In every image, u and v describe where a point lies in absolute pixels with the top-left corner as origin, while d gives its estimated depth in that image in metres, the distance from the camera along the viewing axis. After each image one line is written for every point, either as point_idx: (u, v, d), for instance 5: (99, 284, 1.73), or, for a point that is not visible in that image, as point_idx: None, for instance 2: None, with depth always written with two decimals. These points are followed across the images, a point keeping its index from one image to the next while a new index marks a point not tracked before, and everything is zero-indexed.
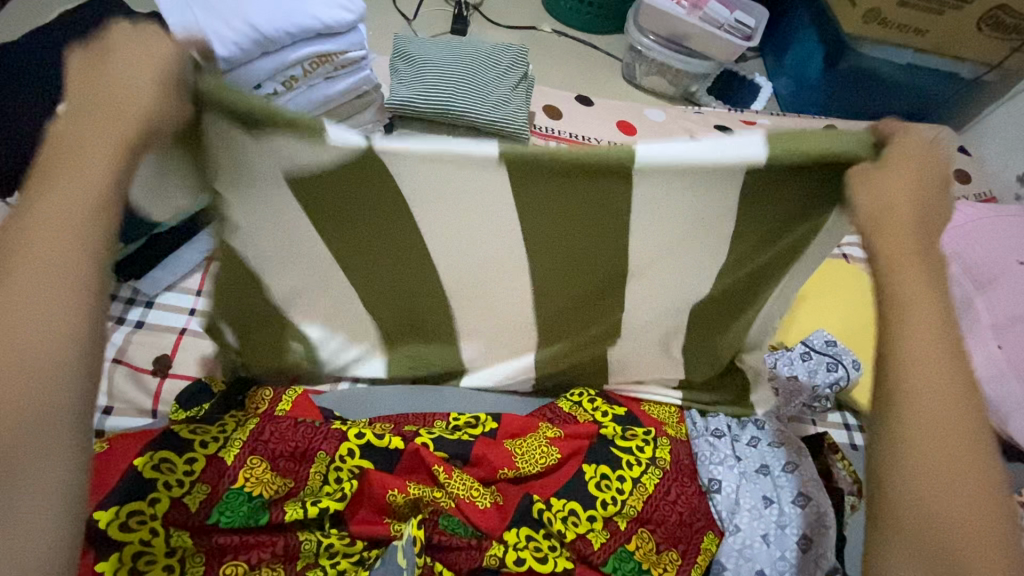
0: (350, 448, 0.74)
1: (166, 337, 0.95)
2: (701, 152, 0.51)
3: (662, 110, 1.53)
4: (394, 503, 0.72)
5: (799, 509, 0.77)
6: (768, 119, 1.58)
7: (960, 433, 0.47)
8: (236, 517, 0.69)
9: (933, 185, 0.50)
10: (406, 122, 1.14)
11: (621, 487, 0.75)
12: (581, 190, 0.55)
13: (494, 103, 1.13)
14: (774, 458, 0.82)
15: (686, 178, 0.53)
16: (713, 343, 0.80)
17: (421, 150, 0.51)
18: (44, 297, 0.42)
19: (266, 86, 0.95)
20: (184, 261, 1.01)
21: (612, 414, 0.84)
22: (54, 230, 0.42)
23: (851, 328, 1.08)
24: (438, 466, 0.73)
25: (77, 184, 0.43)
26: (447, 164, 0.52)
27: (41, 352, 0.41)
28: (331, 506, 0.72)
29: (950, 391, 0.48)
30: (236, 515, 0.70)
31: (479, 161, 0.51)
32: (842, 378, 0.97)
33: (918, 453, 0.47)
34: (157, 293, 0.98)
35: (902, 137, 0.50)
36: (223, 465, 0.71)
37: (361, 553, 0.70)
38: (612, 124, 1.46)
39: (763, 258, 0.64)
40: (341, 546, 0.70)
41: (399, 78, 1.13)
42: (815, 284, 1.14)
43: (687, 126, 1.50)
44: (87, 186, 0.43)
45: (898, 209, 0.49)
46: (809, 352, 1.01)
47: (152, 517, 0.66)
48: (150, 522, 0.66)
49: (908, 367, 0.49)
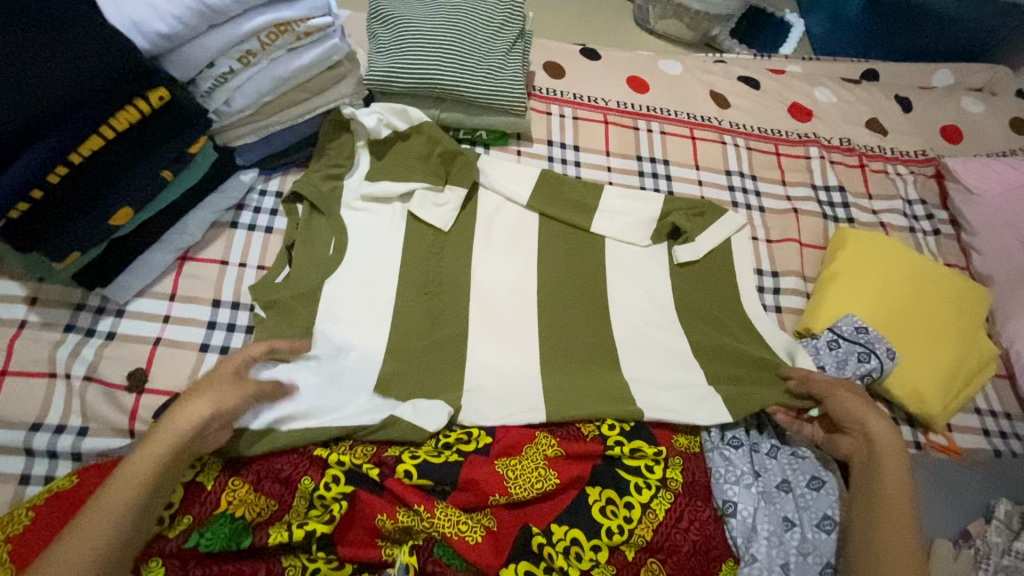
0: (335, 475, 0.71)
1: (139, 349, 0.87)
2: (512, 171, 1.05)
3: (678, 61, 1.35)
4: (384, 528, 0.70)
5: (824, 535, 0.76)
6: (799, 66, 1.43)
7: (917, 560, 0.68)
8: (216, 539, 0.65)
9: (857, 389, 0.84)
10: (388, 97, 1.07)
11: (628, 515, 0.73)
12: (566, 187, 1.06)
13: (485, 75, 1.05)
14: (799, 474, 0.81)
15: (587, 186, 1.06)
16: (703, 305, 0.98)
17: (498, 174, 1.04)
18: (143, 475, 0.62)
19: (220, 64, 0.85)
20: (152, 263, 0.92)
21: (621, 429, 0.80)
22: (173, 431, 0.64)
23: (885, 309, 1.01)
24: (417, 504, 0.70)
25: (196, 408, 0.67)
26: (508, 176, 1.05)
27: (151, 485, 0.62)
28: (318, 529, 0.68)
29: (905, 513, 0.72)
30: (215, 537, 0.65)
31: (522, 179, 1.05)
32: (874, 369, 0.92)
33: (879, 554, 0.69)
34: (126, 300, 0.90)
35: (707, 278, 1.01)
36: (202, 490, 0.68)
37: None
38: (623, 80, 1.28)
39: (694, 273, 1.01)
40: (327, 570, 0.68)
41: (379, 44, 1.05)
42: (847, 262, 1.05)
43: (705, 79, 1.33)
44: (203, 407, 0.67)
45: (844, 397, 0.82)
46: (836, 340, 0.96)
47: None
48: None
49: (877, 489, 0.75)
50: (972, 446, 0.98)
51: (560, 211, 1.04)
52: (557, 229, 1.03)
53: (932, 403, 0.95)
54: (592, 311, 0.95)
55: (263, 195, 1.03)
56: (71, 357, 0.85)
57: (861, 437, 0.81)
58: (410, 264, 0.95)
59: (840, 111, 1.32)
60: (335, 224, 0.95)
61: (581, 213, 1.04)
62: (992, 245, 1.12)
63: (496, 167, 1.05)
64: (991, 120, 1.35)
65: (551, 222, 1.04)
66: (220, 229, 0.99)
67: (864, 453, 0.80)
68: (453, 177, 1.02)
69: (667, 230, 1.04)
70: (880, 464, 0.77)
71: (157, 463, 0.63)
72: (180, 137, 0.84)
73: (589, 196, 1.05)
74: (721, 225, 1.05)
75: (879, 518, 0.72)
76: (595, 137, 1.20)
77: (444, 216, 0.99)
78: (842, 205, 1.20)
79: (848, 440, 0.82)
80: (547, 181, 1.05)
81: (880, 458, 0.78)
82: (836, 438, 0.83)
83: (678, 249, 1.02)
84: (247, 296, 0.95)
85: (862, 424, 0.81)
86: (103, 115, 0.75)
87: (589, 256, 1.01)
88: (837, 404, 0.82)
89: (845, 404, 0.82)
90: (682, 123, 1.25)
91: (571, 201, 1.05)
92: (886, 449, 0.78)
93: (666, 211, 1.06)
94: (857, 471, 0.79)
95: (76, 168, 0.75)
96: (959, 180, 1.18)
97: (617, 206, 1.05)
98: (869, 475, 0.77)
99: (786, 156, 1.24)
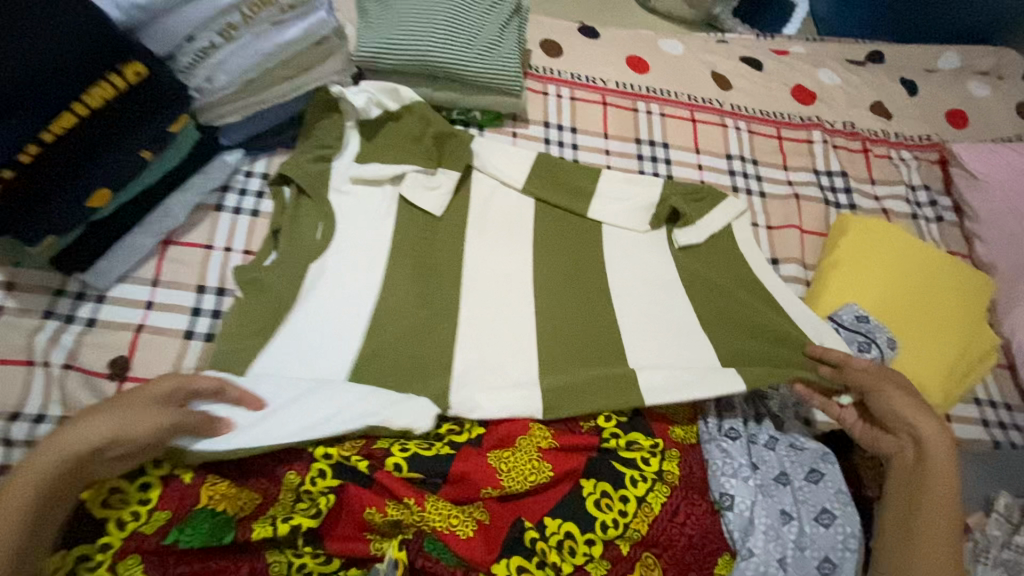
0: (321, 469, 0.68)
1: (121, 337, 0.85)
2: (507, 154, 1.02)
3: (679, 40, 1.31)
4: (372, 521, 0.68)
5: (822, 528, 0.75)
6: (803, 47, 1.39)
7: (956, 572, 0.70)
8: (197, 536, 0.62)
9: (905, 386, 0.81)
10: (378, 75, 1.03)
11: (623, 509, 0.71)
12: (563, 172, 1.03)
13: (479, 52, 1.01)
14: (798, 467, 0.80)
15: (584, 171, 1.03)
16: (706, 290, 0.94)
17: (492, 156, 1.01)
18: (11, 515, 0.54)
19: (199, 38, 0.82)
20: (132, 247, 0.88)
21: (617, 420, 0.78)
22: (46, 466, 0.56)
23: (885, 298, 0.99)
24: (407, 497, 0.68)
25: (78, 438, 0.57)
26: (502, 159, 1.02)
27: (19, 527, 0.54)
28: (304, 523, 0.66)
29: (947, 524, 0.73)
30: (196, 534, 0.62)
31: (518, 162, 1.02)
32: (875, 359, 0.90)
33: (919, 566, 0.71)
34: (107, 286, 0.87)
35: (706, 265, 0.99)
36: (179, 483, 0.63)
37: (337, 571, 0.68)
38: (622, 60, 1.24)
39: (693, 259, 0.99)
40: (313, 564, 0.66)
41: (368, 20, 1.01)
42: (849, 249, 1.03)
43: (706, 59, 1.29)
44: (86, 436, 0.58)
45: (890, 396, 0.79)
46: (837, 330, 0.94)
47: (105, 544, 0.60)
48: (105, 548, 0.60)
49: (921, 496, 0.75)
50: (971, 437, 0.97)
51: (557, 196, 1.01)
52: (553, 216, 1.00)
53: (932, 393, 0.94)
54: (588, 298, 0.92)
55: (249, 177, 0.99)
56: (50, 344, 0.82)
57: (906, 439, 0.79)
58: (396, 247, 0.91)
59: (844, 94, 1.29)
60: (324, 209, 0.92)
61: (577, 200, 1.01)
62: (996, 232, 1.10)
63: (491, 150, 1.02)
64: (997, 105, 1.32)
65: (546, 207, 1.01)
66: (204, 212, 0.95)
67: (907, 456, 0.78)
68: (447, 160, 0.99)
69: (666, 214, 1.01)
70: (927, 469, 0.76)
71: (25, 506, 0.55)
72: (159, 115, 0.81)
73: (586, 180, 1.03)
74: (721, 211, 1.02)
75: (922, 529, 0.72)
76: (592, 119, 1.17)
77: (436, 199, 0.95)
78: (844, 191, 1.17)
79: (892, 441, 0.80)
80: (543, 165, 1.03)
81: (928, 464, 0.76)
82: (878, 436, 0.81)
83: (678, 233, 0.99)
84: (232, 282, 0.92)
85: (912, 426, 0.78)
86: (75, 92, 0.72)
87: (586, 242, 0.98)
88: (881, 403, 0.80)
89: (892, 403, 0.79)
90: (683, 106, 1.21)
91: (567, 186, 1.02)
92: (936, 452, 0.76)
93: (666, 195, 1.03)
94: (898, 472, 0.78)
95: (48, 148, 0.72)
96: (964, 165, 1.16)
97: (615, 189, 1.02)
98: (913, 480, 0.76)
99: (788, 140, 1.21)
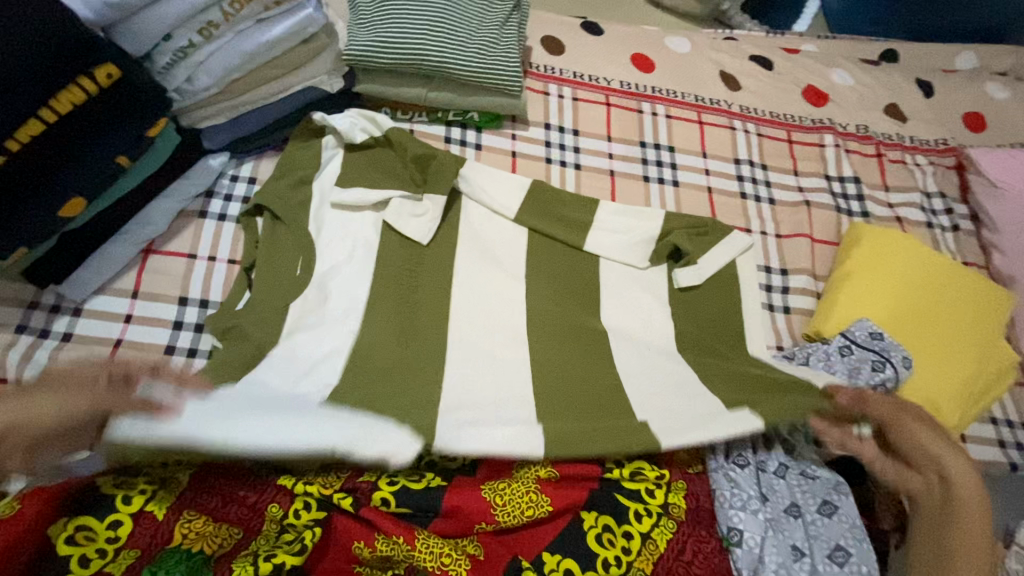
0: (305, 502, 0.64)
1: (98, 352, 0.80)
2: (497, 178, 0.97)
3: (686, 38, 1.25)
4: (361, 556, 0.65)
5: (836, 567, 0.70)
6: (814, 45, 1.34)
7: None
8: None
9: (925, 417, 0.79)
10: (370, 75, 0.98)
11: (627, 545, 0.68)
12: (557, 197, 0.98)
13: (476, 51, 0.96)
14: (809, 497, 0.76)
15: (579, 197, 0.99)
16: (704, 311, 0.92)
17: (479, 181, 0.96)
18: None
19: (178, 36, 0.78)
20: (110, 256, 0.84)
21: None
22: None
23: (899, 312, 0.95)
24: (398, 535, 0.64)
25: None
26: (491, 186, 0.96)
27: None
28: (287, 562, 0.61)
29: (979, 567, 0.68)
30: None
31: (508, 188, 0.97)
32: (890, 379, 0.85)
33: None
34: (84, 298, 0.83)
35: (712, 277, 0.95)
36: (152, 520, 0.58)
37: None
38: (627, 58, 1.19)
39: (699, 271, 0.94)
40: None
41: (359, 17, 0.96)
42: (862, 261, 0.99)
43: (715, 58, 1.23)
44: None
45: (910, 428, 0.77)
46: (849, 346, 0.89)
47: None
48: None
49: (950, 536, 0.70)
50: (988, 459, 0.93)
51: (552, 227, 0.96)
52: (545, 243, 0.96)
53: (948, 413, 0.90)
54: (587, 314, 0.89)
55: (235, 181, 0.95)
56: (23, 361, 0.78)
57: (934, 477, 0.75)
58: (387, 262, 0.88)
59: (857, 95, 1.24)
60: (302, 242, 0.87)
61: (573, 227, 0.96)
62: (1016, 243, 1.05)
63: (480, 173, 0.97)
64: (1016, 107, 1.27)
65: (541, 224, 0.96)
66: (188, 219, 0.91)
67: (936, 497, 0.74)
68: (429, 184, 0.93)
69: (667, 251, 0.96)
70: (956, 511, 0.72)
71: None
72: (136, 119, 0.76)
73: (582, 206, 0.98)
74: (726, 245, 0.97)
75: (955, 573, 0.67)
76: (595, 121, 1.12)
77: (417, 227, 0.90)
78: (857, 198, 1.13)
79: (919, 479, 0.76)
80: (537, 190, 0.98)
81: (959, 508, 0.72)
82: (905, 473, 0.77)
83: (678, 272, 0.94)
84: (217, 294, 0.87)
85: (943, 464, 0.74)
86: (41, 95, 0.66)
87: (581, 273, 0.94)
88: (903, 436, 0.77)
89: (912, 431, 0.77)
90: (689, 107, 1.16)
91: (562, 211, 0.97)
92: (964, 490, 0.73)
93: (667, 229, 0.98)
94: (925, 517, 0.74)
95: (16, 156, 0.67)
96: (983, 172, 1.11)
97: (614, 213, 0.98)
98: (938, 516, 0.73)
99: (799, 143, 1.17)
